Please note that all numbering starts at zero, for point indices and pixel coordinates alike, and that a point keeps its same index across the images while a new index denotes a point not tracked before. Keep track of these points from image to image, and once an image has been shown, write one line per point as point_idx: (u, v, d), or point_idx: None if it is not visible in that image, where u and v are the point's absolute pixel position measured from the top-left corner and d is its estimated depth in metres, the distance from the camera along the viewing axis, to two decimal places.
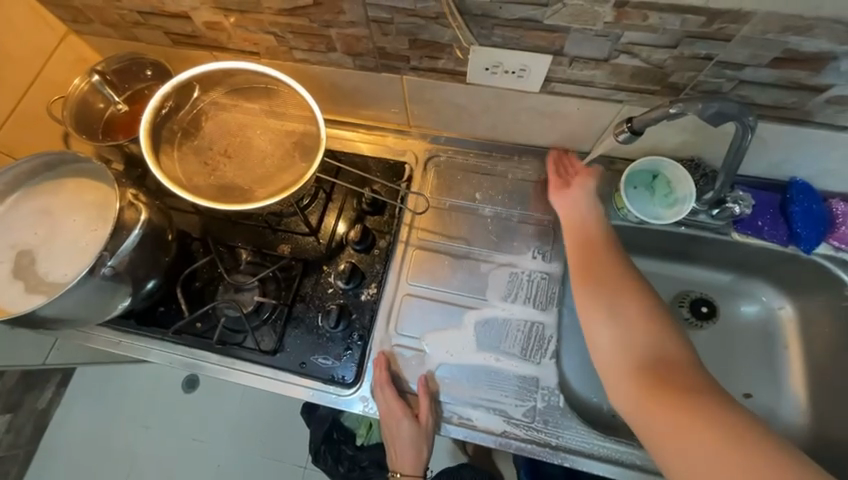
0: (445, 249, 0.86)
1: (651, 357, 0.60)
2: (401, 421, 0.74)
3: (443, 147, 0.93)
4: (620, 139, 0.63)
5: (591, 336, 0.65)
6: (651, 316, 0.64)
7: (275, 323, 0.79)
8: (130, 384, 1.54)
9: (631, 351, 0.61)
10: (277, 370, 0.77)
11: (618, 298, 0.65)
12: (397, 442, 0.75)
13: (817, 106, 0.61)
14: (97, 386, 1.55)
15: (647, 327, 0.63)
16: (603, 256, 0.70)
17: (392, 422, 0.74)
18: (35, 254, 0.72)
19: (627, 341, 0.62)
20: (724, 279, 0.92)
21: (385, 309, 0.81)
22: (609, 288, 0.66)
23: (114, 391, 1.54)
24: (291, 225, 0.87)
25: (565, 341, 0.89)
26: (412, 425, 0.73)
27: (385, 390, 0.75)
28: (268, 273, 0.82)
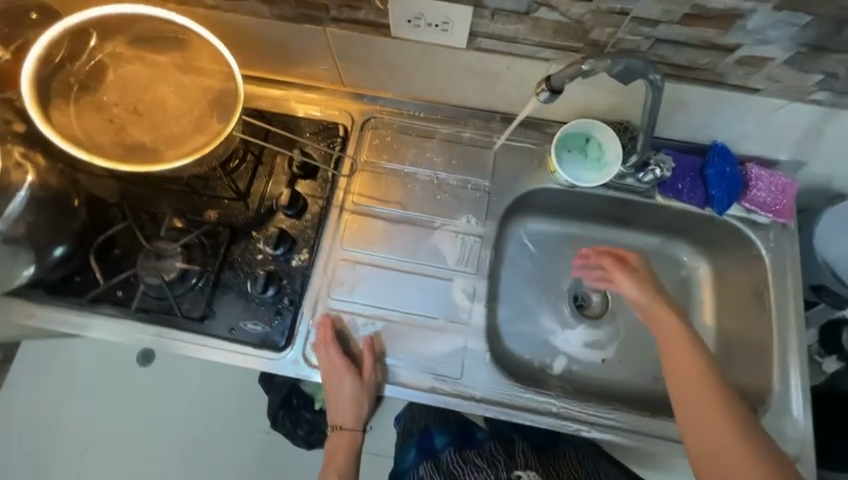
0: (381, 214, 0.86)
1: (704, 438, 0.63)
2: (344, 379, 0.75)
3: (381, 109, 0.90)
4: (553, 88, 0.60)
5: (690, 427, 0.64)
6: (730, 410, 0.63)
7: (202, 290, 0.77)
8: (77, 363, 1.49)
9: (715, 449, 0.61)
10: (204, 337, 0.76)
11: (695, 390, 0.65)
12: (340, 398, 0.76)
13: (729, 67, 0.62)
14: (37, 366, 1.48)
15: (725, 421, 0.62)
16: (696, 347, 0.68)
17: (339, 388, 0.76)
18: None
19: (708, 436, 0.62)
20: (652, 241, 0.96)
21: (318, 275, 0.81)
22: (703, 396, 0.64)
23: (59, 371, 1.48)
24: (218, 188, 0.82)
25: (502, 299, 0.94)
26: (355, 384, 0.75)
27: (335, 352, 0.76)
28: (193, 239, 0.78)
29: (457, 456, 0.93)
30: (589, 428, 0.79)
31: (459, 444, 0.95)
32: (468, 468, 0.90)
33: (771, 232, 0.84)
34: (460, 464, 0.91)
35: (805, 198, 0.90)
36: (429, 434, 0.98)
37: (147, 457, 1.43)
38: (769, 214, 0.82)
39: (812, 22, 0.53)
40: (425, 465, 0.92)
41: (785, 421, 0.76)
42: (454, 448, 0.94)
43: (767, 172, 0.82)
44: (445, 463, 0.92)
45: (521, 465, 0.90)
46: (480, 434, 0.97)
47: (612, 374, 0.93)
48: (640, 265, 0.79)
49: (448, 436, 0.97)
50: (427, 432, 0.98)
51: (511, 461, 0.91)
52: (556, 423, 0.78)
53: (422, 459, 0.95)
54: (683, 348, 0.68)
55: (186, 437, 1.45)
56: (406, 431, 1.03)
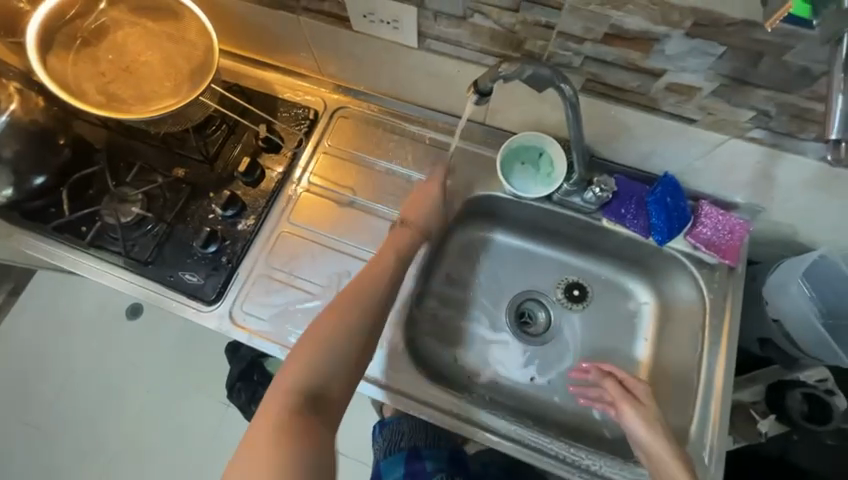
0: (333, 197, 0.91)
1: None
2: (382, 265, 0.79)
3: (354, 101, 0.96)
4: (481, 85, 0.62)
5: None
6: None
7: (152, 237, 0.84)
8: (71, 303, 1.62)
9: None
10: (144, 278, 0.82)
11: None
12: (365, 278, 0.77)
13: (660, 92, 0.63)
14: (41, 300, 1.63)
15: None
16: None
17: (378, 286, 0.76)
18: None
19: None
20: (603, 269, 0.95)
21: (260, 242, 0.86)
22: None
23: (56, 307, 1.61)
24: (189, 150, 0.90)
25: (443, 299, 0.95)
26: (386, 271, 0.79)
27: (392, 258, 0.80)
28: (155, 190, 0.86)
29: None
30: (488, 433, 0.79)
31: (450, 471, 1.00)
32: None
33: (716, 273, 0.81)
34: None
35: (766, 246, 0.87)
36: (417, 456, 1.01)
37: (111, 403, 1.52)
38: (715, 254, 0.80)
39: (728, 53, 0.54)
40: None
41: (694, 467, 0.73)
42: (445, 476, 0.99)
43: (718, 212, 0.80)
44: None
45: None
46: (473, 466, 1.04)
47: (539, 395, 0.91)
48: (647, 399, 0.75)
49: (437, 462, 1.00)
50: (418, 453, 1.01)
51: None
52: (458, 426, 0.79)
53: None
54: (663, 463, 0.68)
55: (149, 390, 1.52)
56: (389, 443, 1.03)
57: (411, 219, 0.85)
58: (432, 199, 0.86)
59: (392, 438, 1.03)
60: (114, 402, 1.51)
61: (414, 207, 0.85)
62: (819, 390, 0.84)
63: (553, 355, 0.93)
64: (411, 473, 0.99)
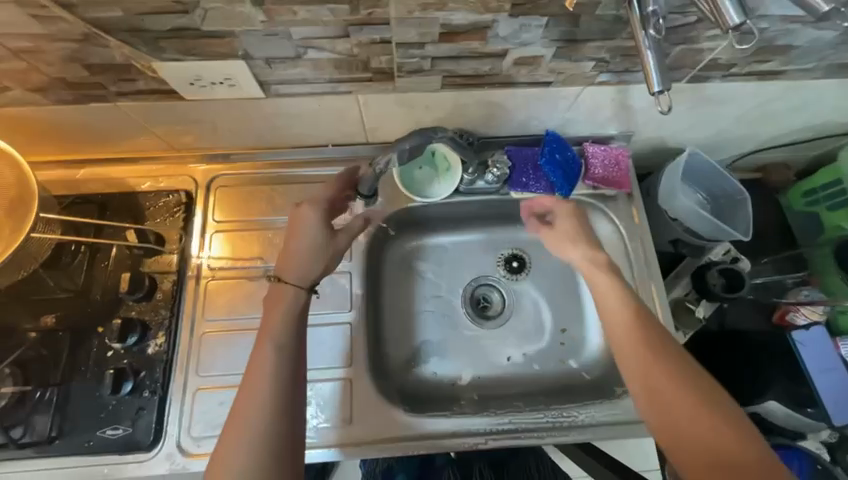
0: (245, 272, 0.82)
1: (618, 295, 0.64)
2: (307, 219, 0.70)
3: (226, 166, 0.87)
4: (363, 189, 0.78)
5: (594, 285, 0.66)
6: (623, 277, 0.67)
7: (47, 409, 0.70)
8: None
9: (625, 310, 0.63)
10: (58, 459, 0.69)
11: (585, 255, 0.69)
12: (296, 243, 0.69)
13: (511, 68, 0.65)
14: None
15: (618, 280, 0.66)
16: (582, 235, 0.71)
17: (278, 381, 0.59)
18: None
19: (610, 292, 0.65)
20: (531, 232, 0.98)
21: (180, 355, 0.76)
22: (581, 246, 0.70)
23: None
24: (47, 291, 0.75)
25: (402, 317, 0.92)
26: (313, 215, 0.70)
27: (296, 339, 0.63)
28: (27, 353, 0.71)
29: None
30: (486, 438, 0.78)
31: None
32: None
33: (618, 202, 0.89)
34: None
35: (649, 158, 0.96)
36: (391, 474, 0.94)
37: None
38: (613, 187, 0.87)
39: (550, 21, 0.58)
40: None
41: None
42: None
43: (602, 147, 0.87)
44: None
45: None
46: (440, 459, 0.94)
47: (521, 372, 0.91)
48: (564, 221, 0.73)
49: (408, 472, 0.93)
50: (392, 471, 0.94)
51: None
52: (453, 445, 0.77)
53: None
54: (632, 362, 0.59)
55: None
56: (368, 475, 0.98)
57: (289, 268, 0.68)
58: (310, 229, 0.69)
59: (369, 471, 0.99)
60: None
61: (290, 262, 0.68)
62: (726, 261, 0.92)
63: (523, 331, 0.94)
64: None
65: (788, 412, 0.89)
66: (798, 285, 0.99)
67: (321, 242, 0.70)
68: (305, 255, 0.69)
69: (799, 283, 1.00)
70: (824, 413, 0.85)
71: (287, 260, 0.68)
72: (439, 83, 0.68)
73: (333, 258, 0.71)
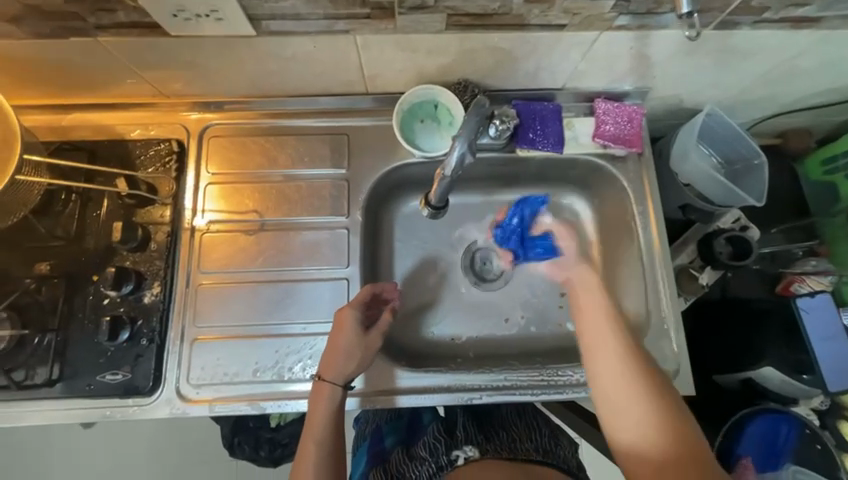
0: (240, 226, 0.81)
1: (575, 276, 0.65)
2: (347, 323, 0.72)
3: (219, 114, 0.84)
4: (433, 199, 0.76)
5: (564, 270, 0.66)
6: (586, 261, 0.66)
7: (47, 352, 0.71)
8: None
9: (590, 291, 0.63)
10: (62, 399, 0.71)
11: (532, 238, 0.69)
12: (336, 342, 0.71)
13: (522, 7, 0.62)
14: None
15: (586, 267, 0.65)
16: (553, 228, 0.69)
17: (327, 446, 0.67)
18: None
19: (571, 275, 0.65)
20: (540, 193, 0.94)
21: (177, 305, 0.76)
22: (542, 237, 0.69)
23: None
24: (41, 239, 0.74)
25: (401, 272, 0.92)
26: (355, 321, 0.72)
27: (327, 431, 0.67)
28: (24, 298, 0.72)
29: (403, 454, 0.89)
30: (481, 393, 0.79)
31: (407, 443, 0.92)
32: (413, 464, 0.86)
33: (628, 162, 0.85)
34: (406, 461, 0.87)
35: (664, 119, 0.91)
36: (380, 437, 0.96)
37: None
38: (624, 146, 0.84)
39: None
40: (373, 470, 0.88)
41: (664, 342, 0.80)
42: (401, 447, 0.91)
43: (615, 104, 0.83)
44: (392, 463, 0.88)
45: (460, 442, 0.82)
46: (425, 417, 0.96)
47: (517, 333, 0.91)
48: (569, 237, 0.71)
49: (395, 434, 0.95)
50: (380, 435, 0.97)
51: (451, 440, 0.84)
52: (449, 398, 0.78)
53: (371, 465, 0.90)
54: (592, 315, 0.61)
55: None
56: (359, 436, 1.01)
57: (327, 373, 0.70)
58: (348, 334, 0.71)
59: (361, 431, 1.02)
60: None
61: (331, 358, 0.70)
62: (736, 229, 0.90)
63: (520, 292, 0.93)
64: (373, 460, 0.91)
65: (783, 378, 0.87)
66: (806, 255, 0.97)
67: (359, 343, 0.72)
68: (345, 354, 0.71)
69: (807, 254, 0.97)
70: (819, 378, 0.83)
71: (330, 358, 0.70)
72: (444, 23, 0.63)
73: (367, 356, 0.72)
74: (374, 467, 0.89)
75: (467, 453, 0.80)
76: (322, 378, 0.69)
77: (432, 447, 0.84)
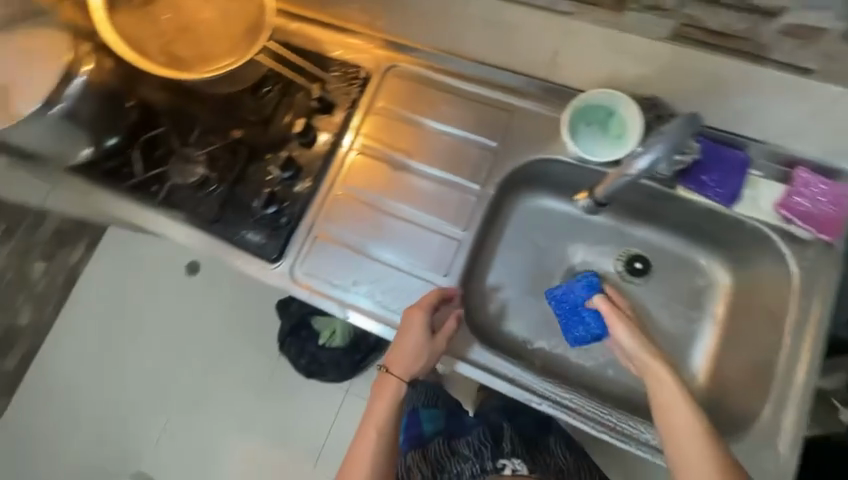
0: (387, 160, 0.89)
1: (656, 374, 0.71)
2: (416, 329, 0.77)
3: (410, 57, 0.90)
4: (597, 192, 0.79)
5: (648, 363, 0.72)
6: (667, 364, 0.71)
7: (217, 197, 0.88)
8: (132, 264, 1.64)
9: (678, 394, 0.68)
10: (210, 238, 0.87)
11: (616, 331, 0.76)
12: (401, 343, 0.78)
13: (773, 38, 0.59)
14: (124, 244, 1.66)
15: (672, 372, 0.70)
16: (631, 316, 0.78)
17: (386, 429, 0.79)
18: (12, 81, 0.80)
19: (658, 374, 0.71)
20: (675, 244, 0.90)
21: (315, 204, 0.87)
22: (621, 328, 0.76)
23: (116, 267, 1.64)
24: (243, 112, 0.90)
25: (501, 256, 0.93)
26: (424, 331, 0.77)
27: (392, 418, 0.80)
28: (217, 151, 0.89)
29: (444, 445, 1.01)
30: (542, 402, 0.78)
31: (447, 435, 1.04)
32: (455, 457, 0.97)
33: (808, 248, 0.74)
34: (447, 453, 0.99)
35: None
36: (417, 413, 1.08)
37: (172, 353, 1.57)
38: (812, 228, 0.73)
39: None
40: (413, 452, 1.01)
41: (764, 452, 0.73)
42: (442, 438, 1.03)
43: (821, 179, 0.73)
44: (432, 452, 1.00)
45: (506, 453, 0.94)
46: (470, 421, 1.05)
47: (592, 366, 0.88)
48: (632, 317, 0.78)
49: (434, 423, 1.06)
50: (418, 413, 1.08)
51: (497, 448, 0.95)
52: (510, 391, 0.79)
53: (411, 444, 1.03)
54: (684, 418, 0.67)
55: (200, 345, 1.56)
56: None
57: (394, 368, 0.79)
58: (417, 337, 0.77)
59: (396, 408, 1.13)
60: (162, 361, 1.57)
61: (399, 359, 0.78)
62: None
63: None
64: (409, 440, 1.05)
65: None
66: None
67: (425, 344, 0.77)
68: (411, 356, 0.77)
69: None
70: None
71: (397, 357, 0.78)
72: (671, 31, 0.64)
73: (432, 357, 0.78)
74: (414, 447, 1.03)
75: (514, 466, 0.92)
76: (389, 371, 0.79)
77: (476, 448, 0.96)
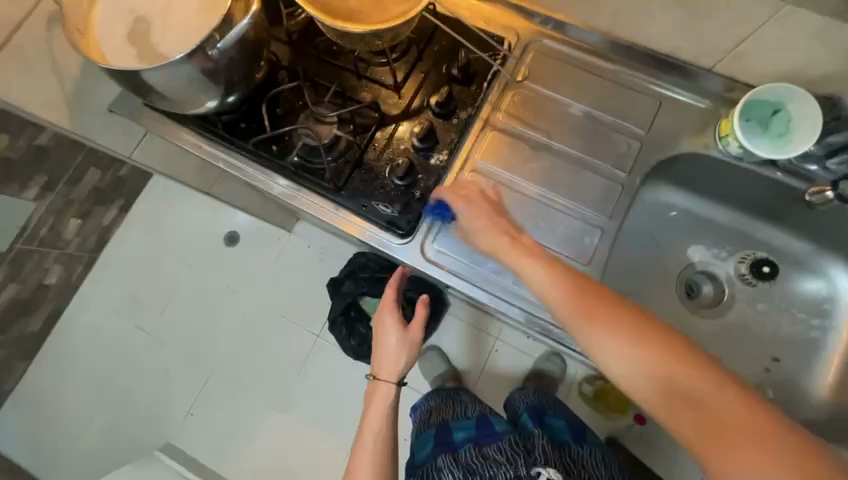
0: (525, 138, 0.84)
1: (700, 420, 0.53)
2: (391, 325, 0.81)
3: (550, 33, 0.87)
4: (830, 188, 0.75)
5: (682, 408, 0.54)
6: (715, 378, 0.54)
7: (345, 163, 0.82)
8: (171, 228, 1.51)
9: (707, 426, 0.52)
10: (337, 206, 0.82)
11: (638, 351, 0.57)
12: (382, 343, 0.82)
13: None
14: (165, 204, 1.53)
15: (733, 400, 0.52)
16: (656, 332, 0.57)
17: (385, 441, 0.76)
18: (145, 26, 0.75)
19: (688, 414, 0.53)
20: (801, 247, 0.90)
21: (449, 180, 0.82)
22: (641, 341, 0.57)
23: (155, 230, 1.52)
24: (376, 74, 0.86)
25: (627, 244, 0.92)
26: (397, 327, 0.81)
27: (390, 430, 0.77)
28: (348, 114, 0.83)
29: (475, 451, 0.80)
30: None
31: (478, 441, 0.83)
32: (487, 464, 0.77)
33: None
34: (479, 459, 0.78)
35: None
36: (448, 429, 0.90)
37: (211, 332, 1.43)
38: None
39: None
40: (441, 456, 0.83)
41: None
42: (473, 444, 0.82)
43: None
44: (462, 457, 0.80)
45: (540, 461, 0.76)
46: (499, 427, 0.86)
47: None
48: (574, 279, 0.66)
49: (466, 431, 0.88)
50: (447, 426, 0.91)
51: (529, 456, 0.77)
52: None
53: (440, 451, 0.85)
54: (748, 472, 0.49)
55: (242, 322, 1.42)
56: (422, 424, 0.98)
57: (381, 373, 0.80)
58: (390, 331, 0.81)
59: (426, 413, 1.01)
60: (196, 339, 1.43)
61: (381, 362, 0.81)
62: None
63: (725, 327, 0.93)
64: (439, 445, 0.87)
65: None
66: None
67: (410, 340, 0.81)
68: (393, 354, 0.80)
69: None
70: None
71: (380, 361, 0.81)
72: None
73: (411, 352, 0.81)
74: (443, 454, 0.83)
75: (549, 474, 0.70)
76: (378, 377, 0.80)
77: (508, 455, 0.78)
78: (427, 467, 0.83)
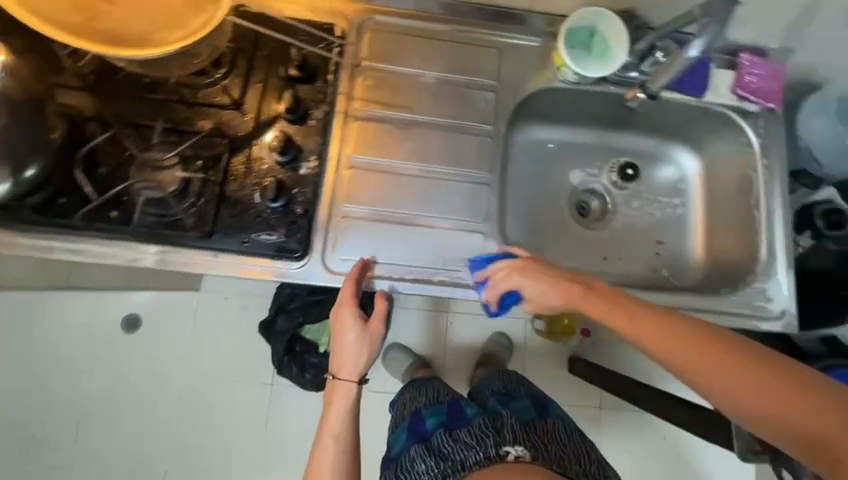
0: (387, 119, 0.82)
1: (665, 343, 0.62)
2: (349, 322, 0.73)
3: (379, 7, 0.85)
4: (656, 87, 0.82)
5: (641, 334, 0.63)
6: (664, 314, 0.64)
7: (206, 204, 0.72)
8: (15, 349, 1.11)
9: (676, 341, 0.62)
10: (215, 253, 0.72)
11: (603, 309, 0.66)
12: (340, 342, 0.75)
13: None
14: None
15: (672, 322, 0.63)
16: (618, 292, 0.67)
17: (346, 438, 0.72)
18: None
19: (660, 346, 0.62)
20: (649, 143, 1.02)
21: (326, 186, 0.78)
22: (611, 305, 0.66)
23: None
24: (207, 98, 0.76)
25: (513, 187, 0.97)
26: (357, 323, 0.74)
27: (350, 428, 0.73)
28: (189, 150, 0.73)
29: (446, 436, 0.79)
30: None
31: (450, 427, 0.82)
32: (458, 447, 0.76)
33: (760, 118, 0.91)
34: (451, 443, 0.78)
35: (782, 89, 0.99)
36: (420, 418, 0.88)
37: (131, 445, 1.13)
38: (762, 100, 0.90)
39: None
40: (415, 448, 0.80)
41: None
42: (445, 430, 0.81)
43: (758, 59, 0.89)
44: (435, 444, 0.79)
45: (509, 440, 0.74)
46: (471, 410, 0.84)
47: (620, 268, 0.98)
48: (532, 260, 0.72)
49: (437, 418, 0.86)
50: (420, 415, 0.89)
51: (498, 436, 0.75)
52: None
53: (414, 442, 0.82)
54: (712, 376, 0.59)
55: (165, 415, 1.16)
56: (397, 417, 0.95)
57: (340, 371, 0.75)
58: (349, 329, 0.74)
59: (403, 402, 0.98)
60: (111, 464, 1.13)
61: (341, 360, 0.74)
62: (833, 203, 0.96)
63: (616, 233, 0.99)
64: (416, 433, 0.84)
65: None
66: None
67: (372, 336, 0.75)
68: (354, 351, 0.74)
69: None
70: None
71: (337, 358, 0.75)
72: None
73: (374, 347, 0.75)
74: (417, 444, 0.81)
75: (518, 452, 0.72)
76: (338, 377, 0.74)
77: (478, 437, 0.76)
78: (401, 459, 0.81)
